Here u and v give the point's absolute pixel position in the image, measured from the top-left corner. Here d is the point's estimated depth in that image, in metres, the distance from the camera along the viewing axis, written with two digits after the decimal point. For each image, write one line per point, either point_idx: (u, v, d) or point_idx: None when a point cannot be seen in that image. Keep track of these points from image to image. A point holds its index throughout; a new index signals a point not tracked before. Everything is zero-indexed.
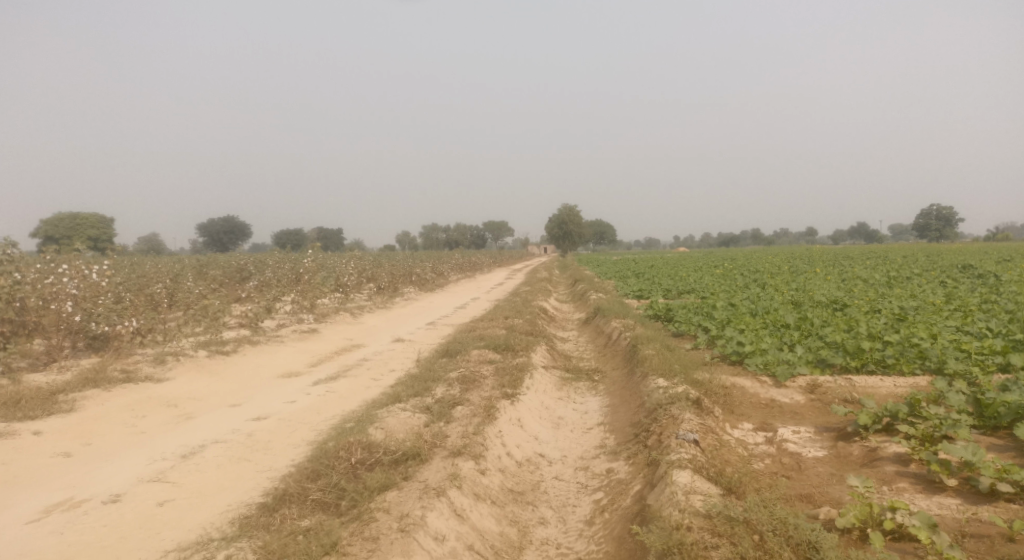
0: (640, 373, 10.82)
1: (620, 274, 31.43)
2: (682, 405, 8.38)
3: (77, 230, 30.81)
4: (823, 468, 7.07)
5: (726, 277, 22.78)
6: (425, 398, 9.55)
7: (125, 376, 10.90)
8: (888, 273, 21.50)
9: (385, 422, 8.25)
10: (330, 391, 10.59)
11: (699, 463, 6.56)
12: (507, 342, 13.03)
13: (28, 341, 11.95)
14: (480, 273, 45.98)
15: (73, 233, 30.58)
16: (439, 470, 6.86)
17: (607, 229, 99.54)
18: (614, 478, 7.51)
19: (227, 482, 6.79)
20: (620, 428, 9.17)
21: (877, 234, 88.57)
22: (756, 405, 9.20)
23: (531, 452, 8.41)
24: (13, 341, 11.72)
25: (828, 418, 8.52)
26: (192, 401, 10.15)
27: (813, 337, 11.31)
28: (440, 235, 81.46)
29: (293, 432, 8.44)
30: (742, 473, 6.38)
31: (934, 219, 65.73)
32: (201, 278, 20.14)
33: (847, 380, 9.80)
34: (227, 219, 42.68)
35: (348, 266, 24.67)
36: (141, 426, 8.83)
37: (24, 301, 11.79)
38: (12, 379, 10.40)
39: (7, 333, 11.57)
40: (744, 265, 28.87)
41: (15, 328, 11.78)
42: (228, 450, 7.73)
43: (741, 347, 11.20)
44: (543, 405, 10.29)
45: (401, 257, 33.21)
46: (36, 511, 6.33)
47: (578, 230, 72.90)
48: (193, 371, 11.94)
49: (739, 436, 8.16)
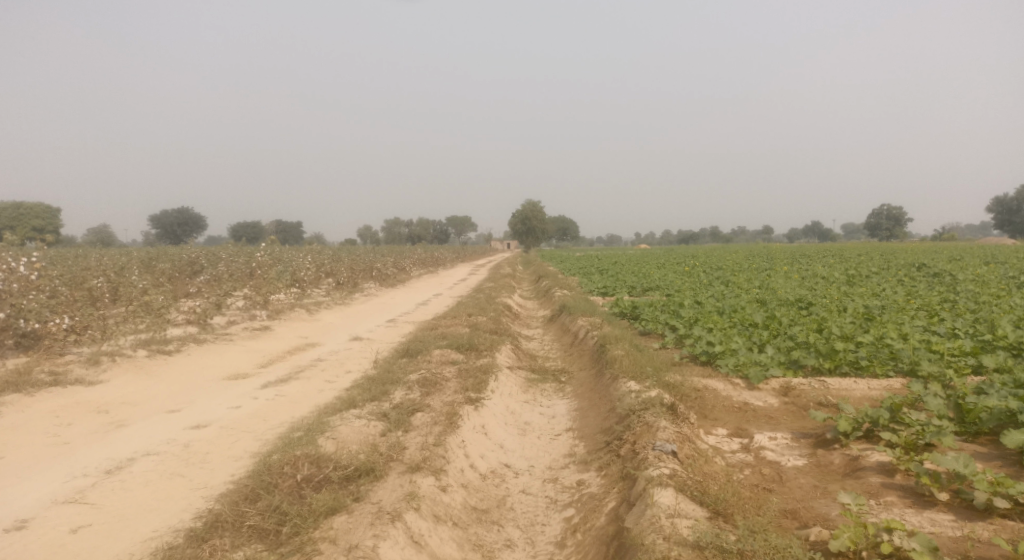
0: (609, 375, 10.32)
1: (584, 270, 31.09)
2: (656, 411, 7.86)
3: (21, 220, 29.32)
4: (806, 479, 6.54)
5: (690, 274, 22.42)
6: (381, 403, 8.90)
7: (53, 379, 10.05)
8: (848, 271, 21.40)
9: (337, 431, 7.60)
10: (280, 395, 9.88)
11: (680, 481, 6.06)
12: (470, 342, 12.43)
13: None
14: (441, 268, 45.28)
15: (18, 224, 28.99)
16: (394, 489, 6.26)
17: (569, 226, 99.39)
18: (586, 493, 6.98)
19: (155, 503, 6.12)
20: (590, 435, 8.65)
21: (832, 233, 90.02)
22: (730, 408, 8.74)
23: (494, 463, 7.83)
24: None
25: (806, 423, 8.07)
26: (126, 407, 9.37)
27: (783, 336, 10.90)
28: (401, 231, 80.13)
29: (235, 442, 7.76)
30: (724, 489, 5.93)
31: (886, 219, 66.91)
32: (147, 271, 19.11)
33: (820, 381, 9.33)
34: (180, 211, 41.26)
35: (306, 260, 23.81)
36: (65, 436, 8.10)
37: None
38: None
39: None
40: (707, 262, 28.69)
41: None
42: (160, 465, 7.04)
43: (710, 348, 10.73)
44: (508, 410, 9.71)
45: (364, 252, 32.39)
46: None
47: (541, 226, 72.55)
48: (130, 372, 11.11)
49: (714, 443, 7.67)
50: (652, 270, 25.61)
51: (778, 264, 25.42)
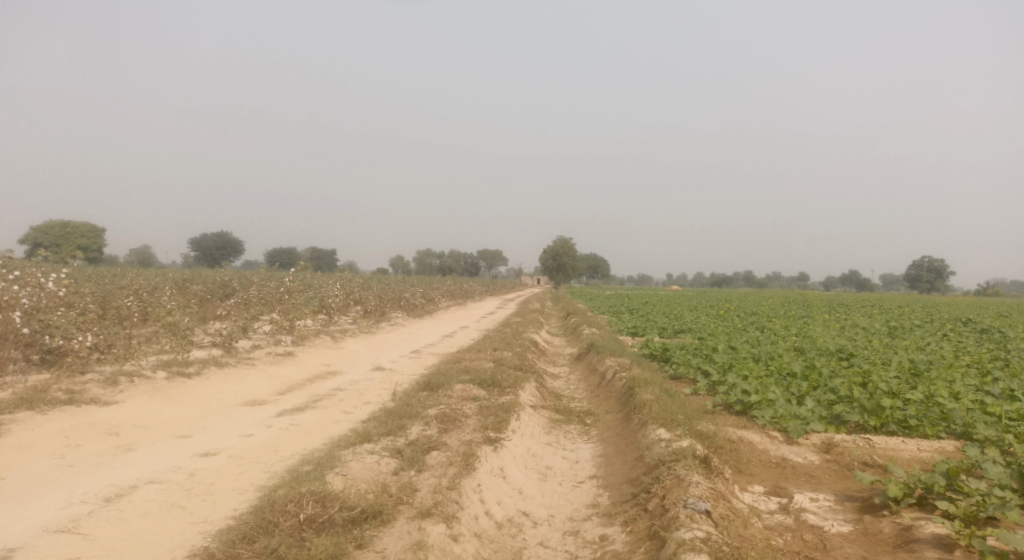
0: (637, 421, 9.79)
1: (614, 309, 30.57)
2: (688, 463, 7.33)
3: (68, 238, 29.73)
4: (853, 549, 5.95)
5: (723, 318, 21.76)
6: (397, 439, 8.51)
7: (69, 397, 9.85)
8: (889, 323, 20.57)
9: (348, 467, 7.23)
10: (295, 424, 9.55)
11: (711, 544, 5.58)
12: (494, 377, 12.01)
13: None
14: (469, 301, 44.96)
15: (63, 241, 29.38)
16: (401, 537, 5.97)
17: (600, 264, 99.04)
18: (609, 551, 6.49)
19: (150, 536, 6.11)
20: (616, 485, 8.12)
21: (870, 282, 88.12)
22: (767, 464, 8.17)
23: (512, 510, 7.36)
24: None
25: (850, 485, 7.46)
26: (136, 429, 9.12)
27: (824, 388, 10.26)
28: (433, 263, 80.44)
29: (242, 473, 7.44)
30: (763, 558, 5.44)
31: (927, 270, 65.26)
32: (179, 292, 19.10)
33: (865, 439, 8.68)
34: (219, 234, 41.76)
35: (335, 287, 23.68)
36: (70, 458, 7.91)
37: None
38: None
39: None
40: (741, 306, 27.97)
41: None
42: (161, 493, 6.91)
43: (745, 397, 10.12)
44: (529, 452, 9.24)
45: (394, 282, 32.28)
46: None
47: (572, 262, 72.13)
48: (147, 394, 10.84)
49: (750, 501, 7.11)
50: (684, 312, 24.96)
51: (815, 313, 24.63)
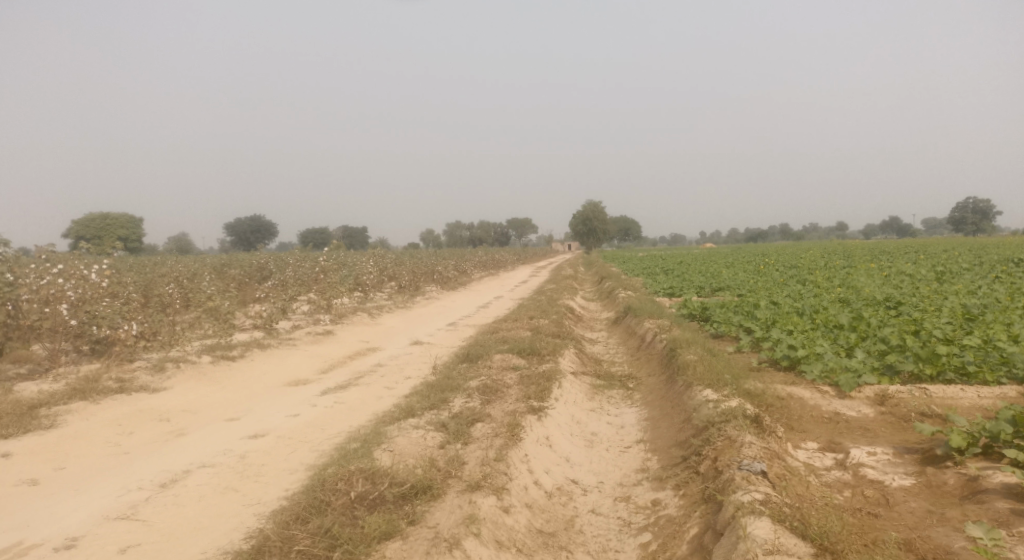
0: (682, 382, 9.61)
1: (649, 270, 30.25)
2: (739, 423, 7.15)
3: (108, 230, 30.17)
4: (917, 503, 5.75)
5: (761, 273, 21.34)
6: (441, 412, 8.46)
7: (119, 386, 9.97)
8: (936, 268, 19.96)
9: (394, 443, 7.19)
10: (339, 402, 9.56)
11: (771, 507, 5.44)
12: (533, 346, 11.89)
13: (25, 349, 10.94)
14: (502, 271, 44.91)
15: (103, 233, 29.85)
16: (452, 512, 5.92)
17: (632, 226, 98.16)
18: (663, 516, 6.39)
19: (206, 520, 6.14)
20: (665, 448, 7.98)
21: (911, 229, 86.04)
22: (819, 419, 7.95)
23: (561, 479, 7.28)
24: (8, 346, 10.82)
25: (908, 436, 7.22)
26: (186, 414, 9.22)
27: (874, 338, 9.95)
28: (464, 234, 80.47)
29: (291, 453, 7.46)
30: (826, 518, 5.29)
31: (971, 212, 63.33)
32: (217, 278, 19.28)
33: (921, 389, 8.40)
34: (253, 218, 42.12)
35: (369, 264, 23.72)
36: (124, 446, 8.01)
37: (18, 305, 10.77)
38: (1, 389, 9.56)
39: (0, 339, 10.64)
40: (779, 260, 27.43)
41: (12, 331, 10.84)
42: (214, 477, 6.95)
43: (792, 352, 9.87)
44: (574, 419, 9.14)
45: (427, 256, 32.29)
46: None
47: (603, 226, 71.48)
48: (194, 379, 10.95)
49: (805, 458, 6.92)
50: (721, 269, 24.56)
51: (856, 262, 24.05)
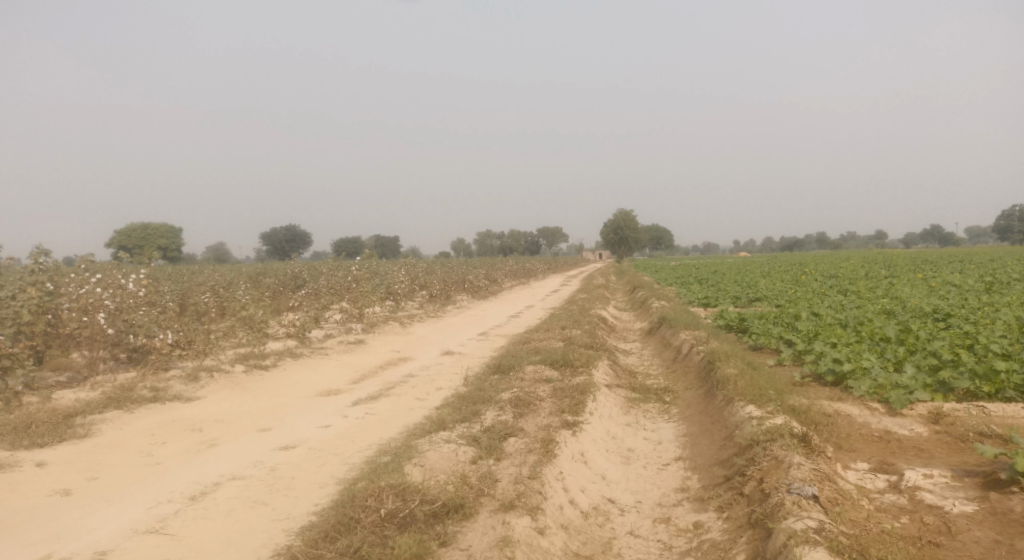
0: (722, 397, 9.26)
1: (682, 279, 29.79)
2: (785, 443, 6.81)
3: (149, 239, 30.57)
4: (982, 532, 5.37)
5: (799, 283, 20.83)
6: (472, 425, 8.23)
7: (153, 394, 9.92)
8: (984, 278, 19.25)
9: (426, 457, 6.97)
10: (371, 413, 9.38)
11: (824, 542, 5.14)
12: (566, 357, 11.63)
13: (64, 357, 10.92)
14: (533, 279, 44.67)
15: (145, 242, 30.26)
16: (486, 533, 5.68)
17: (664, 235, 97.35)
18: (706, 541, 6.09)
19: (236, 536, 5.98)
20: (706, 467, 7.65)
21: (954, 236, 83.94)
22: (869, 438, 7.56)
23: (597, 497, 7.00)
24: (48, 354, 10.81)
25: (966, 458, 6.80)
26: (218, 424, 9.11)
27: (924, 352, 9.50)
28: (495, 243, 80.45)
29: (322, 466, 7.29)
30: (888, 554, 5.01)
31: (1017, 220, 61.56)
32: (252, 286, 19.34)
33: (978, 407, 7.97)
34: (288, 228, 42.50)
35: (401, 273, 23.66)
36: (157, 456, 7.92)
37: (58, 313, 10.71)
38: (40, 398, 9.55)
39: (41, 347, 10.62)
40: (817, 269, 26.74)
41: (54, 341, 10.79)
42: (244, 490, 6.79)
43: (837, 367, 9.46)
44: (609, 435, 8.85)
45: (458, 265, 32.21)
46: None
47: (634, 235, 70.89)
48: (227, 388, 10.87)
49: (856, 479, 6.54)
50: (758, 279, 24.02)
51: (898, 271, 23.33)
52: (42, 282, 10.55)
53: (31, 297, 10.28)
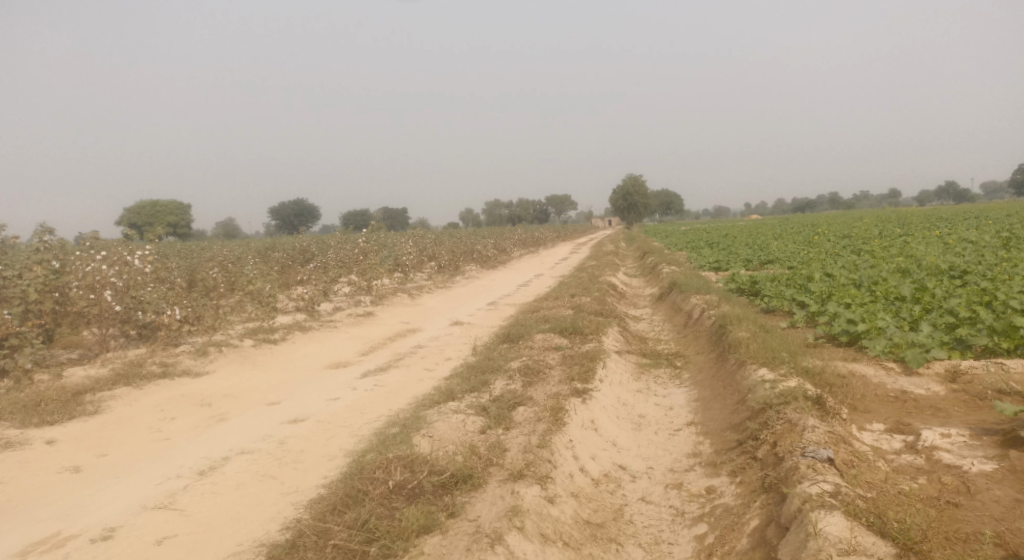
0: (734, 360, 9.12)
1: (693, 244, 29.50)
2: (799, 406, 6.68)
3: (159, 217, 30.49)
4: (1003, 491, 5.23)
5: (811, 245, 20.55)
6: (481, 395, 8.14)
7: (162, 370, 9.87)
8: (999, 234, 18.89)
9: (434, 428, 6.88)
10: (379, 385, 9.30)
11: (838, 508, 5.02)
12: (575, 324, 11.51)
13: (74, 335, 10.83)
14: (542, 248, 44.41)
15: (155, 219, 30.20)
16: (495, 504, 5.60)
17: (674, 200, 96.65)
18: (720, 506, 6.00)
19: (244, 510, 5.93)
20: (718, 431, 7.54)
21: (969, 194, 82.71)
22: (884, 399, 7.41)
23: (608, 465, 6.91)
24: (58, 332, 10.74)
25: (985, 417, 6.64)
26: (228, 399, 9.07)
27: (940, 309, 9.30)
28: (504, 213, 80.08)
29: (330, 439, 7.22)
30: (906, 517, 4.90)
31: None
32: (261, 261, 19.26)
33: (996, 365, 7.79)
34: (297, 202, 42.34)
35: (410, 244, 23.51)
36: (167, 432, 7.88)
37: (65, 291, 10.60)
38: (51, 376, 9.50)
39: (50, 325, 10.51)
40: (829, 230, 26.35)
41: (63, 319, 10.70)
42: (253, 464, 6.75)
43: (852, 327, 9.28)
44: (620, 402, 8.74)
45: (467, 235, 32.02)
46: (18, 549, 5.62)
47: (644, 200, 70.33)
48: (236, 363, 10.82)
49: (872, 440, 6.41)
50: (769, 241, 23.73)
51: (912, 230, 22.96)
52: (47, 261, 10.45)
53: (37, 276, 10.20)
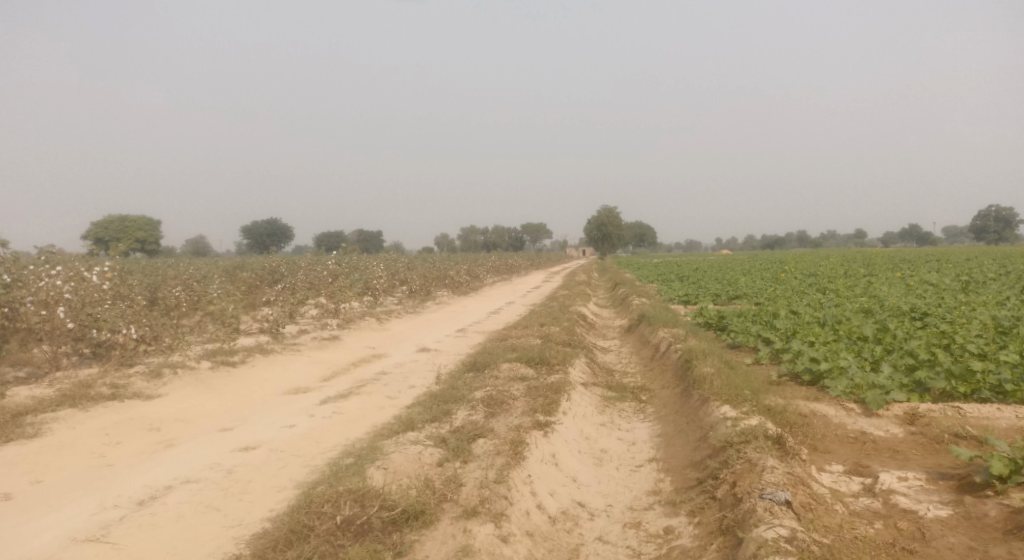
0: (698, 397, 9.09)
1: (664, 276, 29.69)
2: (760, 445, 6.64)
3: (126, 232, 29.97)
4: (957, 538, 5.21)
5: (779, 281, 20.76)
6: (442, 426, 7.99)
7: (112, 392, 9.58)
8: (961, 277, 19.26)
9: (390, 460, 6.73)
10: (338, 412, 9.11)
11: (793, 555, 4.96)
12: (542, 354, 11.42)
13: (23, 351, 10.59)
14: (515, 276, 44.35)
15: (122, 234, 29.68)
16: (446, 542, 5.46)
17: (648, 232, 97.59)
18: (676, 547, 5.91)
19: (181, 544, 5.71)
20: (679, 469, 7.48)
21: (933, 236, 84.60)
22: (844, 440, 7.41)
23: (567, 501, 6.79)
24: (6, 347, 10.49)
25: (942, 460, 6.65)
26: (178, 424, 8.81)
27: (901, 350, 9.37)
28: (479, 239, 80.13)
29: (281, 469, 7.02)
30: None
31: (993, 221, 62.20)
32: (228, 281, 18.94)
33: (954, 408, 7.84)
34: (269, 222, 41.96)
35: (380, 268, 23.33)
36: (109, 458, 7.61)
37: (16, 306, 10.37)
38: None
39: None
40: (797, 268, 26.67)
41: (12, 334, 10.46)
42: (196, 495, 6.52)
43: (814, 366, 9.32)
44: (582, 435, 8.65)
45: (441, 260, 31.90)
46: None
47: (618, 232, 70.84)
48: (191, 386, 10.55)
49: (831, 481, 6.38)
50: (738, 277, 23.94)
51: (877, 270, 23.34)
52: None
53: None
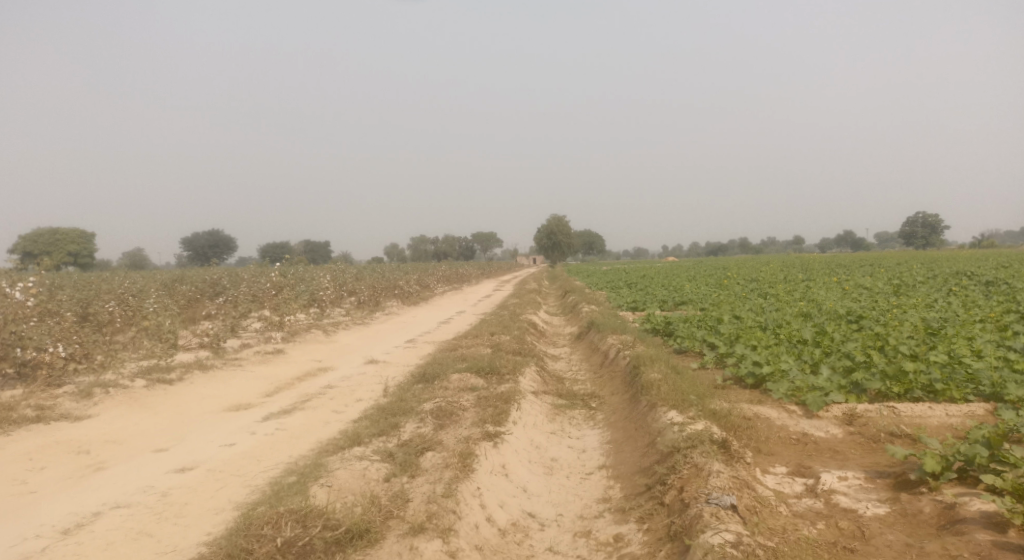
0: (646, 403, 9.14)
1: (612, 284, 29.97)
2: (706, 449, 6.70)
3: (57, 245, 28.86)
4: (895, 535, 5.34)
5: (723, 287, 21.13)
6: (389, 440, 7.87)
7: (37, 414, 9.16)
8: (894, 281, 19.90)
9: (334, 477, 6.59)
10: (281, 428, 8.89)
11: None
12: (492, 364, 11.37)
13: None
14: (465, 284, 44.23)
15: (53, 248, 28.56)
16: None
17: (595, 240, 98.51)
18: (626, 555, 5.92)
19: None
20: (628, 476, 7.50)
21: (868, 241, 87.52)
22: (787, 441, 7.54)
23: (516, 512, 6.75)
24: None
25: (880, 459, 6.82)
26: (110, 445, 8.48)
27: (839, 353, 9.61)
28: (428, 249, 79.72)
29: (219, 490, 6.80)
30: None
31: (921, 226, 64.71)
32: (167, 295, 18.39)
33: (890, 407, 8.07)
34: (211, 233, 40.98)
35: (326, 279, 22.96)
36: (32, 484, 7.26)
37: None
38: None
39: None
40: (740, 274, 27.19)
41: None
42: (126, 520, 6.27)
43: (757, 369, 9.49)
44: (532, 444, 8.62)
45: (389, 270, 31.60)
46: None
47: (566, 240, 71.30)
48: (124, 405, 10.17)
49: (775, 483, 6.48)
50: (684, 283, 24.30)
51: (815, 275, 23.99)
52: None
53: None
